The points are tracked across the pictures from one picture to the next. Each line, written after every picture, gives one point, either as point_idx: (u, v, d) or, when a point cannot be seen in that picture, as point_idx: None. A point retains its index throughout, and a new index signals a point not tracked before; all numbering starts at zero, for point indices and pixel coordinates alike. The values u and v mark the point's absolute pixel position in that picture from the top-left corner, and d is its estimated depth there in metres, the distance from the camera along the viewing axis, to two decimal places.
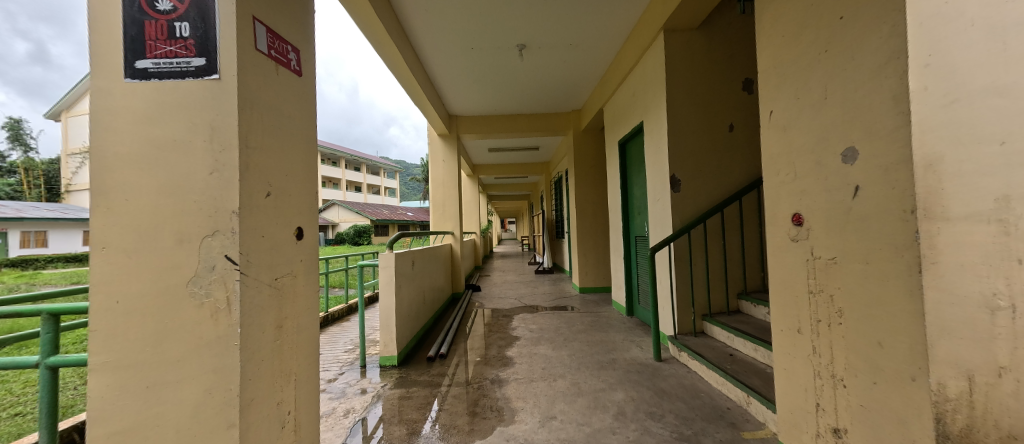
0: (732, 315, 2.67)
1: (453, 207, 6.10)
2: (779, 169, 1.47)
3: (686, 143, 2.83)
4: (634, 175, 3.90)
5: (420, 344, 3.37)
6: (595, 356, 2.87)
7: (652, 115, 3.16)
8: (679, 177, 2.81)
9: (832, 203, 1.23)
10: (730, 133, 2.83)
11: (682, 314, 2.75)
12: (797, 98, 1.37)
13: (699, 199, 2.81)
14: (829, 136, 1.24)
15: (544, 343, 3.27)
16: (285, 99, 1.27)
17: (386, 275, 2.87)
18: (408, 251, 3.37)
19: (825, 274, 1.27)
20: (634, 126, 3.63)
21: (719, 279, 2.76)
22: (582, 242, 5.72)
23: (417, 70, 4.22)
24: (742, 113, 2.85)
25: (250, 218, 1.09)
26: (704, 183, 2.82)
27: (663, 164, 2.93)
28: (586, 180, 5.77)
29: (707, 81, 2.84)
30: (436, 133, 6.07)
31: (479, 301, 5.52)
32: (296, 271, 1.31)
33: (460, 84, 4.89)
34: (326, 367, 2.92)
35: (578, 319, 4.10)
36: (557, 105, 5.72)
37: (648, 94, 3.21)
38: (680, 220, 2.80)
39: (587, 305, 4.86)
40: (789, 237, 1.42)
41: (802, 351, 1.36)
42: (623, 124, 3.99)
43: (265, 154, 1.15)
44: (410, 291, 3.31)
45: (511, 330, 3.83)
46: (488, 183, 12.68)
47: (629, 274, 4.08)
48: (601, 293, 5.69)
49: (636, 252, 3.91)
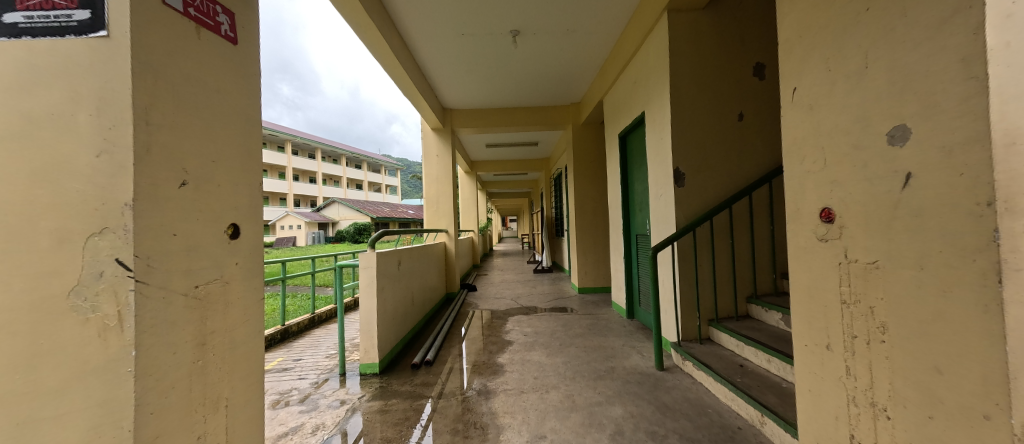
0: (741, 321, 2.45)
1: (447, 204, 5.88)
2: (802, 156, 1.24)
3: (691, 134, 2.60)
4: (635, 169, 3.67)
5: (407, 349, 3.16)
6: (592, 364, 2.65)
7: (654, 104, 2.93)
8: (683, 170, 2.59)
9: (871, 196, 1.01)
10: (739, 122, 2.60)
11: (686, 320, 2.53)
12: (826, 70, 1.14)
13: (705, 194, 2.58)
14: (868, 114, 1.02)
15: (538, 349, 3.05)
16: (210, 71, 1.06)
17: (366, 277, 2.66)
18: (394, 250, 3.16)
19: (862, 281, 1.04)
20: (635, 117, 3.40)
21: (727, 281, 2.53)
22: (581, 240, 5.50)
23: (406, 59, 4.00)
24: (753, 100, 2.61)
25: (150, 213, 0.88)
26: (711, 177, 2.59)
27: (666, 157, 2.70)
28: (585, 176, 5.54)
29: (714, 66, 2.61)
30: (430, 127, 5.84)
31: (475, 301, 5.32)
32: (228, 276, 1.10)
33: (453, 74, 4.67)
34: (303, 375, 2.70)
35: (576, 322, 3.89)
36: (556, 97, 5.48)
37: (650, 82, 2.98)
38: (684, 217, 2.58)
39: (586, 306, 4.64)
40: (816, 236, 1.19)
41: (832, 371, 1.14)
42: (624, 115, 3.76)
43: (175, 135, 0.94)
44: (396, 292, 3.10)
45: (505, 334, 3.62)
46: (487, 180, 12.46)
47: (630, 274, 3.85)
48: (601, 293, 5.48)
49: (637, 252, 3.68)
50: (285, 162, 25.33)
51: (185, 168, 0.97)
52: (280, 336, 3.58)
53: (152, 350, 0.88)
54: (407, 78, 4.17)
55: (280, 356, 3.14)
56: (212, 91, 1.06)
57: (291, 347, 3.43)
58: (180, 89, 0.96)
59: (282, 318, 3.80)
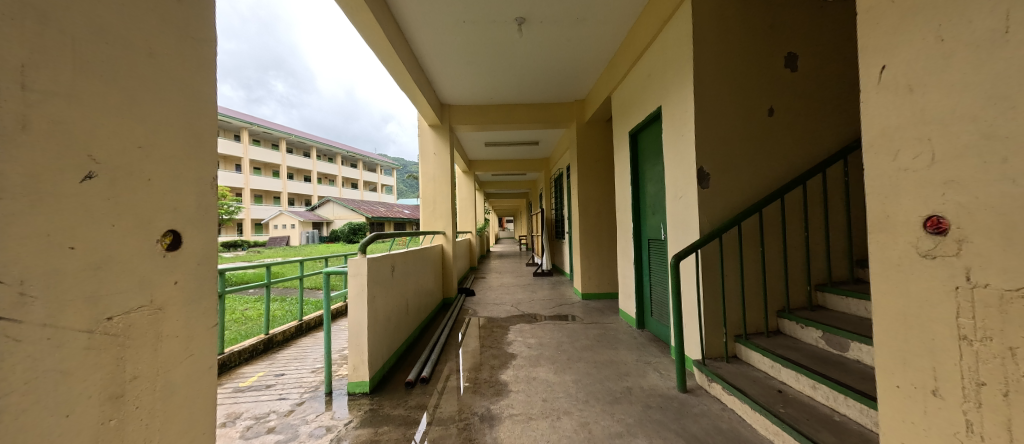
0: (772, 337, 2.21)
1: (444, 204, 5.60)
2: (896, 151, 1.00)
3: (717, 130, 2.37)
4: (647, 168, 3.43)
5: (400, 363, 2.88)
6: (605, 385, 2.38)
7: (673, 97, 2.68)
8: (708, 170, 2.34)
9: (1016, 201, 0.77)
10: (769, 118, 2.37)
11: (711, 336, 2.29)
12: (936, 40, 0.90)
13: (732, 197, 2.35)
14: (1009, 94, 0.78)
15: (544, 364, 2.79)
16: (139, 26, 0.79)
17: (355, 285, 2.38)
18: (387, 255, 2.89)
19: (1002, 312, 0.79)
20: (650, 112, 3.16)
21: (757, 292, 2.30)
22: (585, 243, 5.25)
23: (402, 49, 3.73)
24: (784, 94, 2.39)
25: (30, 218, 0.61)
26: (738, 177, 2.35)
27: (688, 155, 2.46)
28: (590, 176, 5.30)
29: (742, 55, 2.38)
30: (427, 124, 5.56)
31: (473, 307, 5.04)
32: (165, 301, 0.82)
33: (452, 66, 4.40)
34: (285, 395, 2.37)
35: (582, 331, 3.63)
36: (559, 94, 5.23)
37: (669, 74, 2.74)
38: (708, 222, 2.33)
39: (591, 314, 4.40)
40: (916, 251, 0.94)
41: (950, 426, 0.89)
42: (635, 111, 3.52)
43: (77, 107, 0.67)
44: (388, 302, 2.83)
45: (507, 345, 3.34)
46: (485, 180, 12.19)
47: (640, 281, 3.61)
48: (605, 299, 5.23)
49: (648, 257, 3.44)
50: (279, 160, 24.87)
51: (92, 155, 0.70)
52: (263, 346, 3.27)
53: (35, 415, 0.61)
54: (403, 70, 3.90)
55: (261, 371, 2.82)
56: (141, 54, 0.79)
57: (274, 359, 3.11)
58: (89, 45, 0.69)
59: (266, 326, 3.49)
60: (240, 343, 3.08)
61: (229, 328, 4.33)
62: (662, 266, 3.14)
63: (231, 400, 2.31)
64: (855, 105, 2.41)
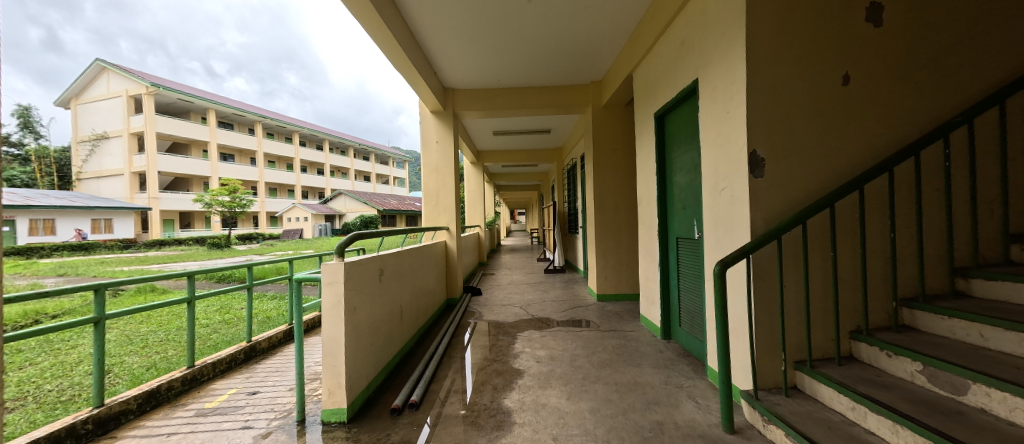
0: (846, 367, 1.74)
1: (448, 198, 5.20)
2: None
3: (775, 104, 1.88)
4: (677, 155, 2.95)
5: (390, 382, 2.52)
6: (630, 418, 1.96)
7: (716, 67, 2.19)
8: (761, 155, 1.87)
9: None
10: (844, 87, 1.87)
11: (764, 362, 1.84)
12: None
13: (794, 189, 1.87)
14: None
15: (556, 386, 2.39)
16: None
17: (331, 294, 2.01)
18: (375, 256, 2.52)
19: None
20: (681, 88, 2.67)
21: (825, 308, 1.83)
22: (601, 240, 4.79)
23: (396, 24, 3.32)
24: (865, 55, 1.87)
25: None
26: (802, 164, 1.87)
27: (736, 137, 1.98)
28: (607, 166, 4.81)
29: (809, 5, 1.87)
30: (429, 110, 5.15)
31: (479, 309, 4.68)
32: None
33: (453, 43, 3.94)
34: (250, 422, 2.05)
35: (598, 342, 3.21)
36: (573, 74, 4.71)
37: (710, 37, 2.24)
38: (762, 221, 1.87)
39: (608, 319, 3.96)
40: None
41: None
42: (663, 88, 3.02)
43: None
44: (376, 311, 2.46)
45: (514, 357, 2.94)
46: (495, 171, 11.77)
47: (667, 285, 3.15)
48: (623, 301, 4.77)
49: (677, 259, 2.98)
50: (292, 153, 25.04)
51: None
52: (244, 355, 3.02)
53: None
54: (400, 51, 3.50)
55: (234, 387, 2.56)
56: None
57: (254, 372, 2.84)
58: None
59: (249, 332, 3.21)
60: (215, 354, 2.83)
61: (223, 330, 4.12)
62: (695, 270, 2.68)
63: (188, 429, 2.00)
64: (961, 68, 1.87)
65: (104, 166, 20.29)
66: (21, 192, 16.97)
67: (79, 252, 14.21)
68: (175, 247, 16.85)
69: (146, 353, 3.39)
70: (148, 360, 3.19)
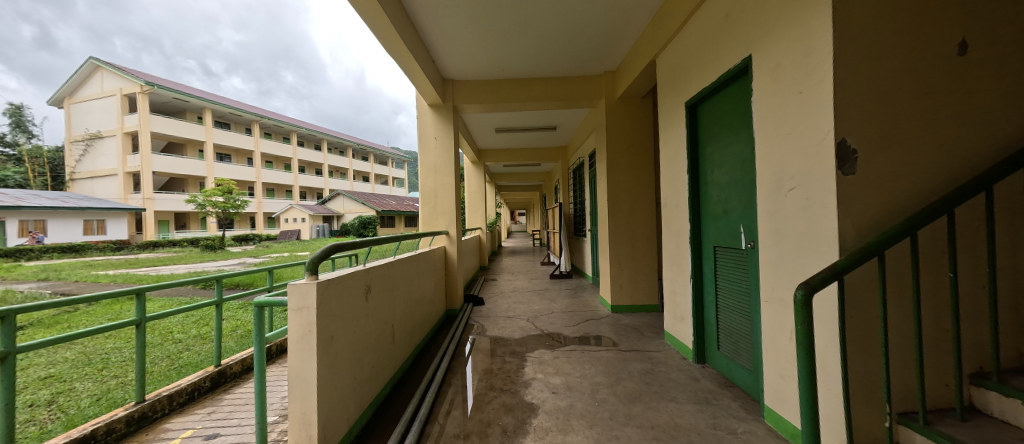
0: (975, 425, 1.29)
1: (447, 199, 4.76)
2: None
3: (870, 79, 1.45)
4: (714, 150, 2.53)
5: (376, 424, 2.09)
6: None
7: (779, 40, 1.77)
8: (853, 147, 1.45)
9: None
10: (957, 58, 1.45)
11: (854, 411, 1.43)
12: None
13: (893, 189, 1.45)
14: None
15: (579, 430, 1.95)
16: None
17: (299, 321, 1.59)
18: (361, 270, 2.09)
19: None
20: (726, 71, 2.25)
21: (937, 345, 1.40)
22: (615, 246, 4.37)
23: (391, 3, 2.90)
24: (984, 17, 1.45)
25: None
26: (903, 156, 1.45)
27: (814, 124, 1.56)
28: (622, 165, 4.40)
29: None
30: (428, 104, 4.72)
31: (482, 321, 4.25)
32: None
33: (454, 27, 3.49)
34: None
35: (621, 366, 2.79)
36: (585, 63, 4.29)
37: (771, 5, 1.82)
38: (854, 231, 1.44)
39: (627, 335, 3.54)
40: None
41: None
42: (698, 73, 2.61)
43: None
44: (361, 336, 2.04)
45: (525, 386, 2.52)
46: (496, 171, 11.32)
47: (700, 300, 2.74)
48: (640, 314, 4.35)
49: (714, 271, 2.57)
50: (290, 153, 24.73)
51: None
52: (210, 383, 2.59)
53: None
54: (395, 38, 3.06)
55: (190, 428, 2.13)
56: None
57: (219, 406, 2.40)
58: None
59: (218, 354, 2.78)
60: (173, 384, 2.40)
61: (198, 347, 3.68)
62: (740, 286, 2.26)
63: None
64: None
65: (97, 166, 19.86)
66: (11, 192, 16.55)
67: (70, 254, 13.81)
68: (168, 248, 16.44)
69: (100, 377, 2.94)
70: (100, 387, 2.74)
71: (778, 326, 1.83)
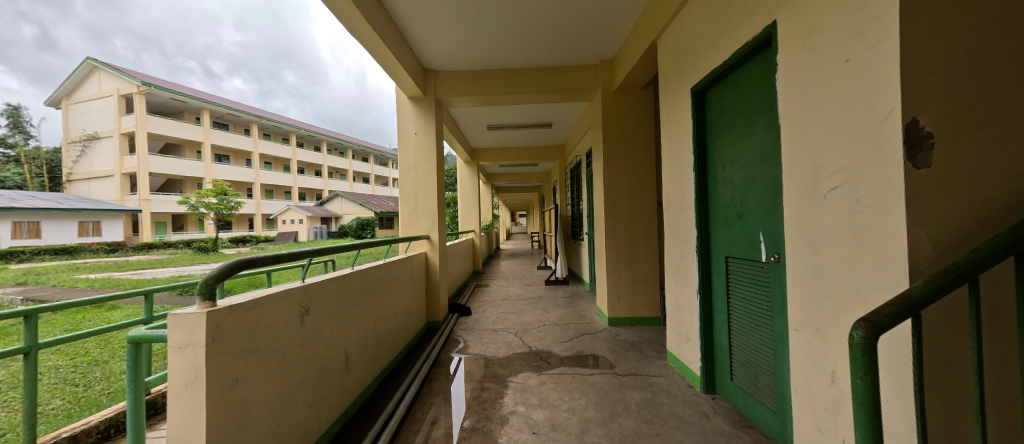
0: None
1: (430, 201, 4.38)
2: None
3: (950, 35, 1.05)
4: (725, 142, 2.14)
5: None
6: None
7: None
8: (930, 130, 1.04)
9: None
10: None
11: None
12: None
13: (985, 188, 1.04)
14: None
15: None
16: None
17: (182, 361, 1.20)
18: (293, 289, 1.70)
19: None
20: (743, 46, 1.85)
21: None
22: (613, 252, 3.97)
23: None
24: None
25: None
26: (998, 144, 1.04)
27: (870, 101, 1.15)
28: (620, 163, 4.01)
29: None
30: (409, 97, 4.33)
31: (465, 336, 3.84)
32: None
33: (428, 10, 3.09)
34: None
35: (617, 396, 2.38)
36: (580, 51, 3.89)
37: None
38: (930, 248, 1.04)
39: (625, 354, 3.13)
40: None
41: None
42: (707, 52, 2.21)
43: None
44: (291, 370, 1.65)
45: (504, 425, 2.10)
46: (494, 172, 10.95)
47: (708, 320, 2.33)
48: (640, 327, 3.95)
49: (726, 286, 2.17)
50: (291, 153, 24.62)
51: None
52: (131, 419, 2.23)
53: None
54: (360, 20, 2.69)
55: None
56: None
57: None
58: None
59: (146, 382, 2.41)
60: (75, 424, 2.00)
61: None
62: (760, 306, 1.87)
63: None
64: None
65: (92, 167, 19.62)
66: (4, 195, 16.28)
67: (62, 257, 13.51)
68: (163, 250, 16.14)
69: (17, 406, 2.55)
70: (10, 419, 2.36)
71: (815, 363, 1.43)
